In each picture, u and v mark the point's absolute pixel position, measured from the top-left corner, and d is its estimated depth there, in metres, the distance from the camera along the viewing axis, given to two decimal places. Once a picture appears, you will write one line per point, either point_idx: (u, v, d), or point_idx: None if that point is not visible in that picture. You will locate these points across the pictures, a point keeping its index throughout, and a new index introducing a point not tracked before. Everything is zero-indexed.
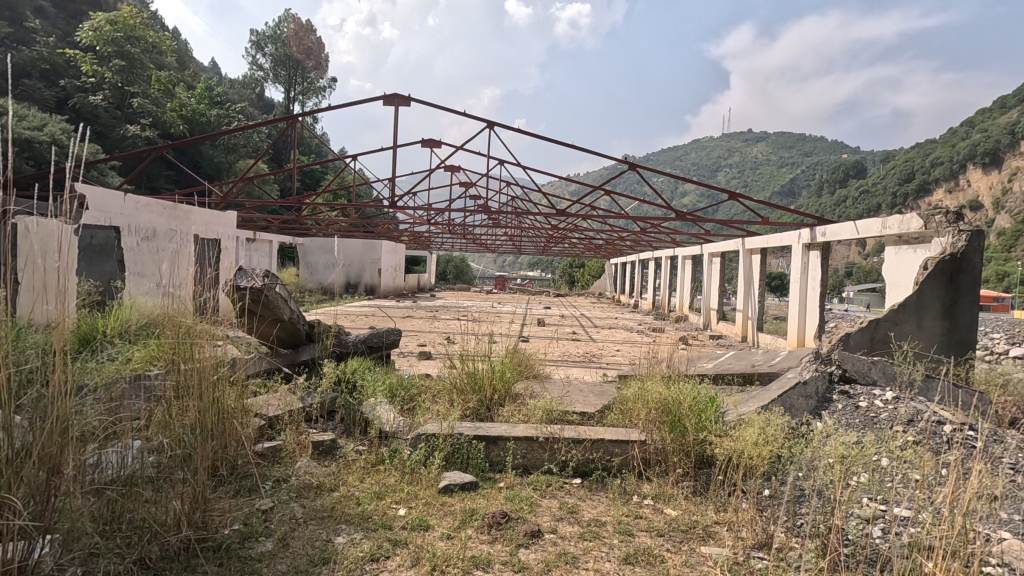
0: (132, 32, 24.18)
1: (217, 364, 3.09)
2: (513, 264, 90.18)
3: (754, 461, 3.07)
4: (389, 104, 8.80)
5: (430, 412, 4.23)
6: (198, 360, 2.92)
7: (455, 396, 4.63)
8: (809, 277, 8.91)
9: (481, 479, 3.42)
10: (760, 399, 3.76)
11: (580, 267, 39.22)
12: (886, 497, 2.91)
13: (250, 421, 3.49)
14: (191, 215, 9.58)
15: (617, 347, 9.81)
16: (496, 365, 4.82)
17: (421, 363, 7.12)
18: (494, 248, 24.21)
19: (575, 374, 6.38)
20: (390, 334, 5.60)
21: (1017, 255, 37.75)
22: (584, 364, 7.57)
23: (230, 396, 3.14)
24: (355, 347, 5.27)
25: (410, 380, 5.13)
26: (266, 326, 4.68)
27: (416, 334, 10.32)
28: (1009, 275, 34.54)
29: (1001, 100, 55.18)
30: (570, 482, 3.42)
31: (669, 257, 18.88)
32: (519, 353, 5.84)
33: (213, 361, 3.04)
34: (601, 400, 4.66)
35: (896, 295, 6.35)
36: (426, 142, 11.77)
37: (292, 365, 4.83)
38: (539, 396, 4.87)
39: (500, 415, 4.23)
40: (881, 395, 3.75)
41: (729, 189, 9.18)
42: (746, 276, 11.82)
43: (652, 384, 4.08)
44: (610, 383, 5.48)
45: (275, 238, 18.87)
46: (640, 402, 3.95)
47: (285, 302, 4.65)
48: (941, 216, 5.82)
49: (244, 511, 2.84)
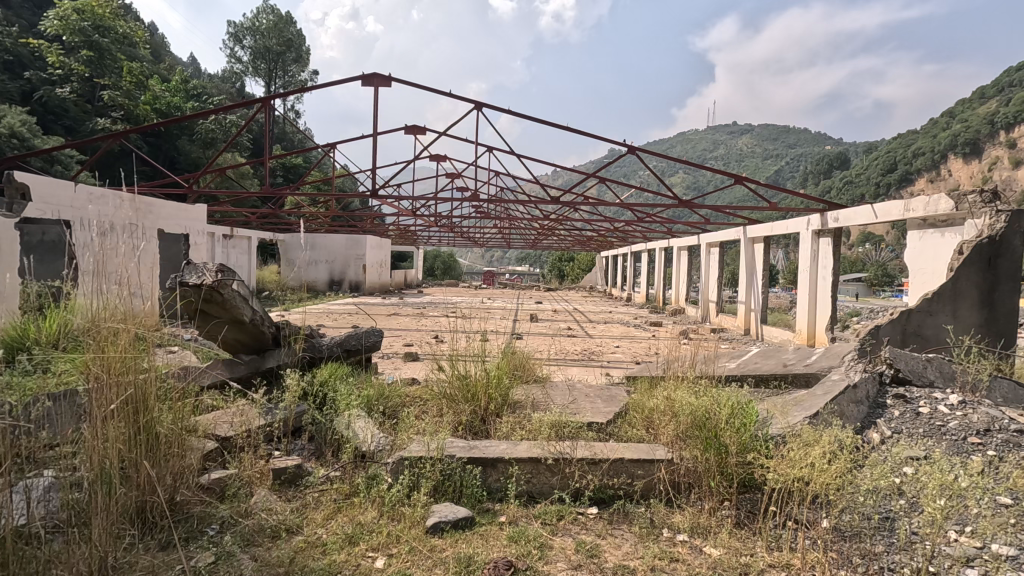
0: (101, 22, 22.41)
1: (153, 382, 2.63)
2: (501, 259, 89.44)
3: (817, 489, 2.48)
4: (368, 84, 8.11)
5: (416, 427, 3.63)
6: (128, 375, 2.45)
7: (445, 407, 4.02)
8: (819, 265, 8.37)
9: (478, 512, 2.80)
10: (805, 405, 3.18)
11: (570, 262, 38.62)
12: (982, 533, 2.34)
13: (195, 446, 2.89)
14: (156, 209, 8.79)
15: (616, 343, 9.24)
16: (491, 370, 4.24)
17: (408, 368, 6.45)
18: (483, 242, 23.56)
19: (577, 377, 5.78)
20: (369, 335, 4.98)
21: None
22: (585, 364, 6.97)
23: (166, 421, 2.65)
24: (330, 352, 4.63)
25: (392, 388, 4.50)
26: (220, 329, 4.05)
27: (401, 333, 9.63)
28: None
29: (981, 90, 55.68)
30: (585, 513, 2.84)
31: (663, 249, 18.37)
32: (515, 355, 5.23)
33: (148, 377, 2.58)
34: (611, 407, 4.13)
35: (924, 284, 5.84)
36: (409, 128, 11.04)
37: (254, 375, 4.20)
38: (539, 405, 4.24)
39: (499, 431, 3.64)
40: (945, 400, 3.20)
41: (735, 173, 8.62)
42: (748, 266, 11.26)
43: (677, 392, 3.48)
44: (618, 387, 4.85)
45: (254, 234, 18.04)
46: (666, 414, 3.37)
47: (245, 301, 4.03)
48: (974, 196, 5.26)
49: (175, 570, 2.15)
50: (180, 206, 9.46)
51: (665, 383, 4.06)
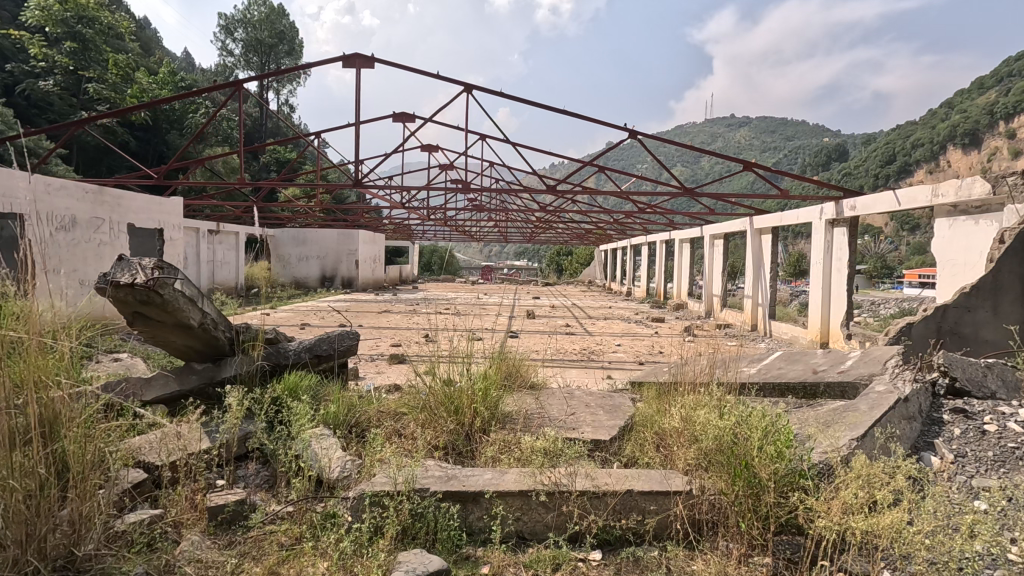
0: (85, 12, 21.63)
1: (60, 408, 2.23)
2: (501, 254, 89.05)
3: (883, 536, 1.95)
4: (350, 66, 7.54)
5: (387, 450, 3.10)
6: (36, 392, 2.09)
7: (422, 423, 3.50)
8: (834, 257, 7.83)
9: (455, 562, 2.27)
10: (848, 422, 2.65)
11: (569, 255, 38.09)
12: None
13: (113, 481, 2.38)
14: (127, 201, 8.19)
15: (618, 341, 8.78)
16: (478, 379, 3.73)
17: (393, 373, 5.91)
18: (479, 237, 23.02)
19: (575, 381, 5.28)
20: (344, 339, 4.43)
21: None
22: (585, 366, 6.46)
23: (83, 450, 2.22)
24: (298, 358, 4.11)
25: (366, 399, 3.96)
26: (165, 332, 3.51)
27: (389, 332, 9.11)
28: None
29: (981, 80, 55.05)
30: (587, 560, 2.31)
31: (664, 242, 17.83)
32: (507, 359, 4.70)
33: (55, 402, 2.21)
34: (615, 421, 3.64)
35: (959, 276, 5.36)
36: (396, 116, 10.45)
37: (208, 385, 3.67)
38: (533, 419, 3.71)
39: (484, 455, 3.11)
40: (1015, 415, 2.67)
41: (744, 159, 8.01)
42: (755, 258, 10.73)
43: (695, 409, 2.96)
44: (623, 396, 4.33)
45: (242, 229, 17.39)
46: (684, 435, 2.85)
47: (192, 302, 3.47)
48: (1014, 178, 4.78)
49: None
50: (152, 198, 8.84)
51: (676, 397, 3.53)
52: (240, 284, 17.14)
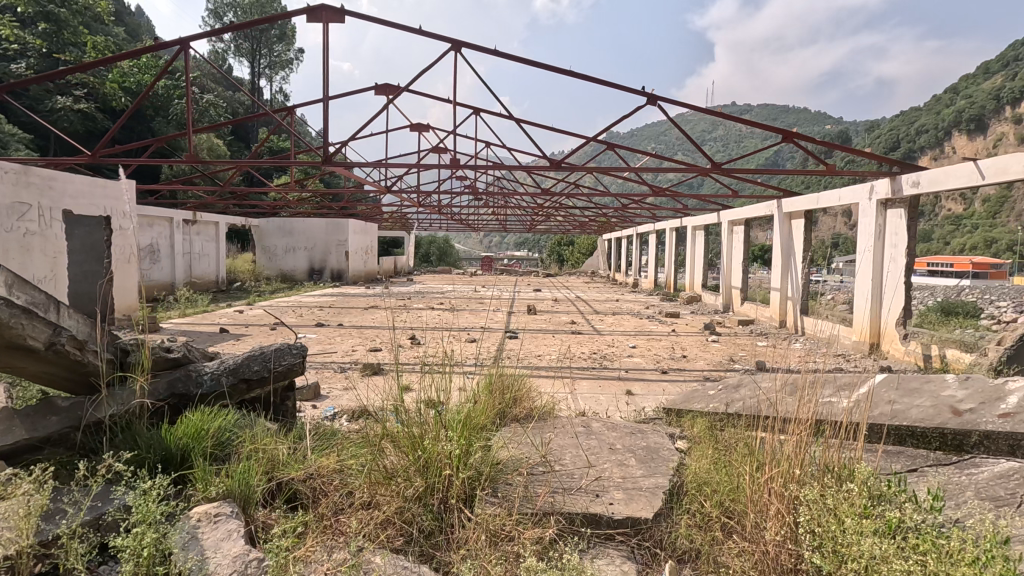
0: None
1: None
2: (500, 245, 87.73)
3: None
4: (315, 20, 6.35)
5: (307, 560, 1.96)
6: None
7: (375, 491, 2.37)
8: (886, 244, 6.68)
9: None
10: None
11: (569, 246, 36.98)
12: None
13: None
14: (61, 182, 7.04)
15: (631, 341, 7.69)
16: (456, 421, 2.59)
17: (362, 390, 4.79)
18: (477, 227, 21.86)
19: (586, 403, 4.15)
20: (282, 358, 3.28)
21: (1004, 220, 33.33)
22: (597, 376, 5.36)
23: None
24: (215, 387, 2.97)
25: (304, 445, 2.84)
26: (4, 356, 2.35)
27: (370, 333, 8.00)
28: (997, 242, 30.84)
29: (986, 64, 53.42)
30: None
31: (674, 230, 16.66)
32: (502, 376, 3.57)
33: None
34: (658, 481, 2.51)
35: None
36: (380, 88, 9.23)
37: (75, 431, 2.46)
38: (538, 473, 2.58)
39: (459, 565, 1.96)
40: None
41: (784, 128, 6.81)
42: (784, 247, 9.57)
43: (815, 497, 1.82)
44: (658, 432, 3.19)
45: (222, 218, 16.16)
46: (804, 540, 1.72)
47: (36, 316, 2.31)
48: None
49: None
50: (95, 181, 7.68)
51: (754, 451, 2.39)
52: (221, 277, 16.00)
